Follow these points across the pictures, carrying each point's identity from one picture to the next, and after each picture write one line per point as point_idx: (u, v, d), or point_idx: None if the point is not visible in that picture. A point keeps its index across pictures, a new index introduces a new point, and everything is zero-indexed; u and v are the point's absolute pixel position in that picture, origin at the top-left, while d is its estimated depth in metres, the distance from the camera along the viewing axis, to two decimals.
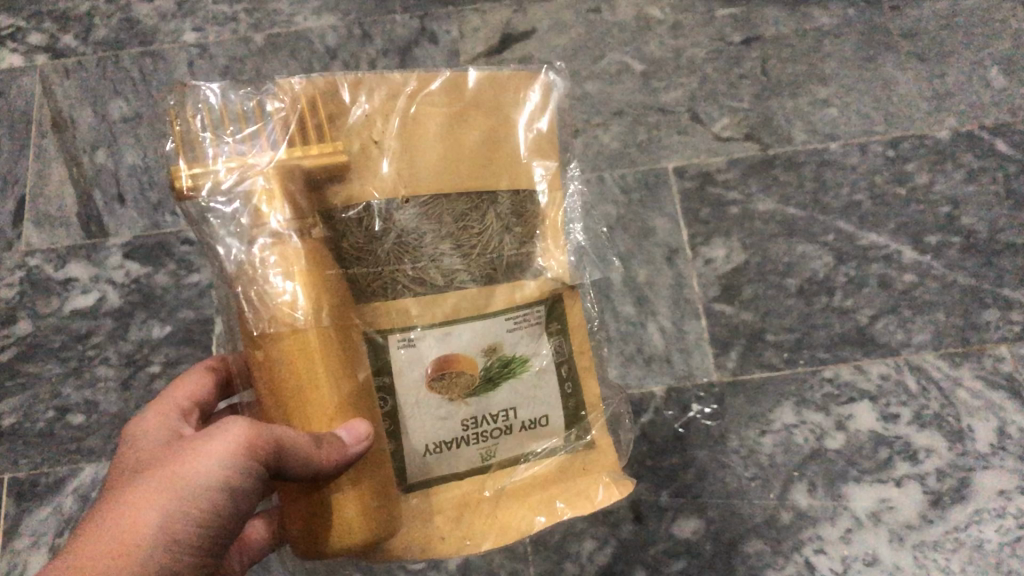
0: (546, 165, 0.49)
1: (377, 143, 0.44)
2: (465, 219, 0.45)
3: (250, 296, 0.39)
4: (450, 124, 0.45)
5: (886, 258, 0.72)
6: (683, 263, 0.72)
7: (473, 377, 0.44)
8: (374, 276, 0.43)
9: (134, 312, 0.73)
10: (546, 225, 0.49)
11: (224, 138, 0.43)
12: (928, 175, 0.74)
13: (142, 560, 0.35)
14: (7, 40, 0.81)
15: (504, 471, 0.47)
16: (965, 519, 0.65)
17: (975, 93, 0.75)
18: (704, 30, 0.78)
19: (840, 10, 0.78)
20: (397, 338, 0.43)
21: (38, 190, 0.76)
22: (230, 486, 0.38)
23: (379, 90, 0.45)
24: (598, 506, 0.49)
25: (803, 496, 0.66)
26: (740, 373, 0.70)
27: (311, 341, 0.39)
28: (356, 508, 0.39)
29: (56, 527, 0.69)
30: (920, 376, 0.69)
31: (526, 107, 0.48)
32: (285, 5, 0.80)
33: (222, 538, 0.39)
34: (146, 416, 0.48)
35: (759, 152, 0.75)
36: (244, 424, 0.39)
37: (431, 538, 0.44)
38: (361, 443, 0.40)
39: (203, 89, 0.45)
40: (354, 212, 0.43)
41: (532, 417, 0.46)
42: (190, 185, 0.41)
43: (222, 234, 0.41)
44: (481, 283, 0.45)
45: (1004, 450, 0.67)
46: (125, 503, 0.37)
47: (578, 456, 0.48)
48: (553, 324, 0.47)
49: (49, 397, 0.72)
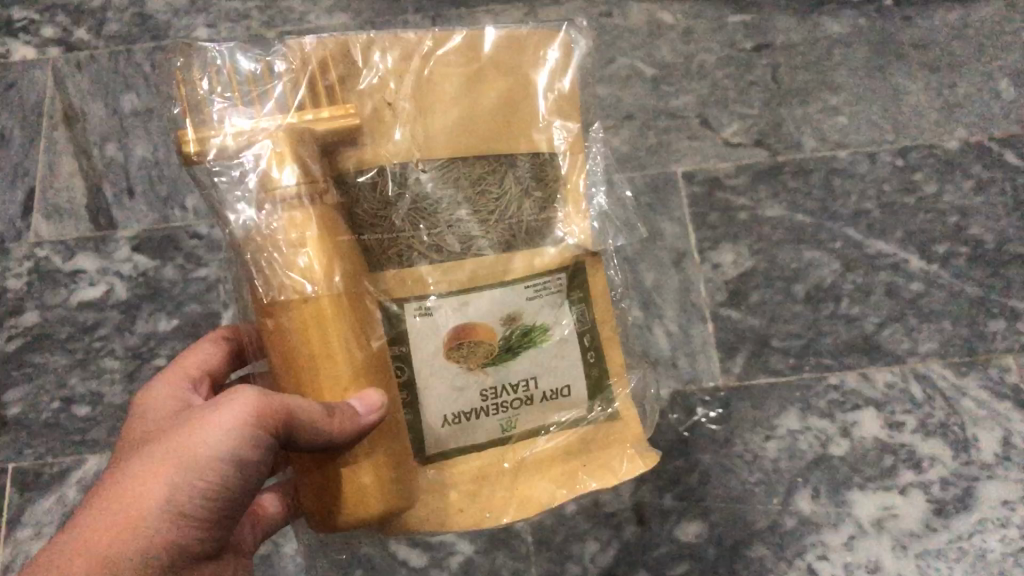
0: (567, 125, 0.52)
1: (390, 106, 0.48)
2: (483, 183, 0.49)
3: (260, 263, 0.43)
4: (466, 84, 0.49)
5: (894, 266, 0.72)
6: (690, 267, 0.72)
7: (491, 346, 0.48)
8: (390, 241, 0.48)
9: (141, 305, 0.73)
10: (570, 187, 0.52)
11: (232, 99, 0.46)
12: (937, 185, 0.74)
13: (149, 531, 0.40)
14: (19, 32, 0.81)
15: (525, 443, 0.51)
16: (968, 528, 0.65)
17: (985, 104, 0.76)
18: (716, 36, 0.78)
19: (851, 19, 0.78)
20: (413, 307, 0.47)
21: (48, 182, 0.76)
22: (236, 456, 0.41)
23: (392, 51, 0.48)
24: (621, 477, 0.52)
25: (806, 502, 0.67)
26: (746, 378, 0.70)
27: (324, 306, 0.42)
28: (372, 476, 0.43)
29: (60, 517, 0.69)
30: (925, 384, 0.69)
31: (545, 66, 0.51)
32: (298, 3, 0.81)
33: (235, 499, 0.43)
34: (158, 386, 0.51)
35: (768, 159, 0.75)
36: (252, 395, 0.41)
37: (449, 510, 0.48)
38: (373, 413, 0.42)
39: (210, 49, 0.49)
40: (367, 176, 0.47)
41: (552, 388, 0.50)
42: (196, 151, 0.45)
43: (233, 196, 0.44)
44: (499, 249, 0.49)
45: (1009, 460, 0.67)
46: (136, 474, 0.40)
47: (601, 428, 0.52)
48: (575, 293, 0.51)
49: (55, 388, 0.72)
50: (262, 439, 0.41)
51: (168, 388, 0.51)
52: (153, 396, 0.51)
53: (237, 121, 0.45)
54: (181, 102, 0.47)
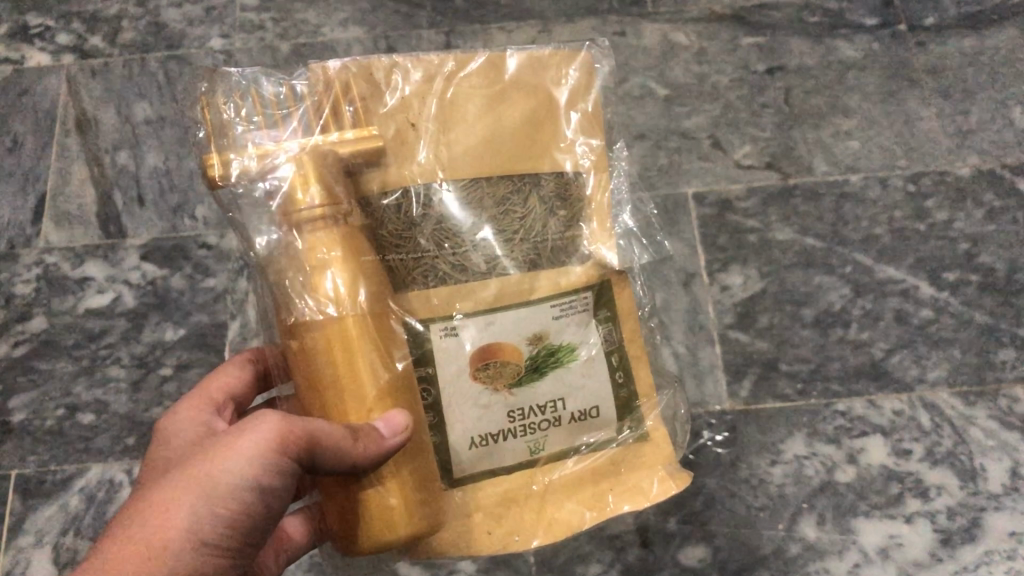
0: (590, 142, 0.52)
1: (413, 127, 0.48)
2: (507, 203, 0.49)
3: (285, 289, 0.43)
4: (488, 105, 0.49)
5: (904, 293, 0.71)
6: (699, 289, 0.72)
7: (517, 366, 0.48)
8: (415, 261, 0.48)
9: (148, 314, 0.73)
10: (594, 205, 0.52)
11: (255, 124, 0.47)
12: (948, 212, 0.73)
13: (173, 560, 0.39)
14: (35, 38, 0.82)
15: (552, 465, 0.50)
16: (974, 560, 0.65)
17: (998, 132, 0.75)
18: (729, 58, 0.78)
19: (865, 44, 0.78)
20: (439, 327, 0.47)
21: (59, 189, 0.76)
22: (257, 482, 0.41)
23: (415, 73, 0.49)
24: (653, 500, 0.51)
25: (811, 529, 0.66)
26: (752, 402, 0.69)
27: (350, 327, 0.42)
28: (398, 497, 0.42)
29: (61, 526, 0.69)
30: (933, 412, 0.68)
31: (568, 86, 0.51)
32: (313, 15, 0.81)
33: (256, 527, 0.43)
34: (180, 409, 0.52)
35: (779, 181, 0.75)
36: (275, 420, 0.42)
37: (476, 534, 0.48)
38: (399, 435, 0.42)
39: (233, 74, 0.50)
40: (391, 198, 0.47)
41: (580, 409, 0.50)
42: (221, 174, 0.46)
43: (256, 219, 0.45)
44: (524, 268, 0.49)
45: (1017, 491, 0.66)
46: (156, 503, 0.40)
47: (631, 448, 0.52)
48: (602, 311, 0.50)
49: (60, 395, 0.72)
50: (284, 465, 0.41)
51: (191, 416, 0.51)
52: (178, 424, 0.51)
53: (260, 143, 0.45)
54: (205, 127, 0.48)
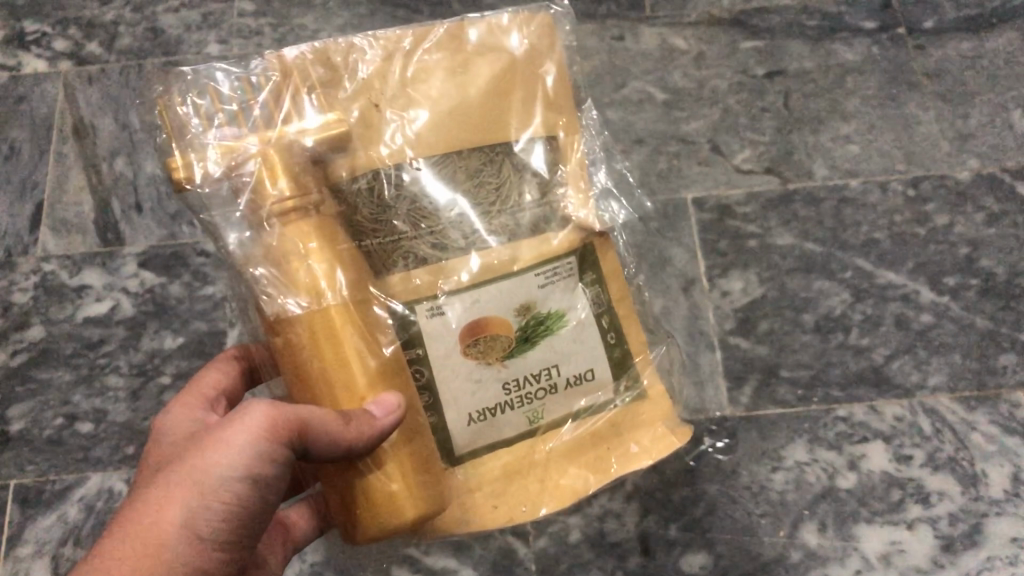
0: (557, 108, 0.52)
1: (376, 108, 0.48)
2: (480, 174, 0.49)
3: (265, 289, 0.43)
4: (450, 77, 0.49)
5: (905, 297, 0.71)
6: (698, 295, 0.72)
7: (508, 338, 0.48)
8: (392, 245, 0.47)
9: (146, 322, 0.73)
10: (570, 168, 0.52)
11: (216, 123, 0.46)
12: (948, 216, 0.73)
13: (170, 556, 0.39)
14: (32, 45, 0.82)
15: (551, 433, 0.51)
16: (976, 565, 0.65)
17: (998, 136, 0.75)
18: (728, 62, 0.78)
19: (864, 47, 0.78)
20: (426, 308, 0.47)
21: (56, 196, 0.76)
22: (251, 473, 0.41)
23: (374, 50, 0.49)
24: (657, 454, 0.52)
25: (812, 535, 0.66)
26: (753, 409, 0.69)
27: (334, 316, 0.42)
28: (401, 481, 0.42)
29: (60, 536, 0.68)
30: (934, 418, 0.68)
31: (524, 46, 0.51)
32: (310, 20, 0.81)
33: (253, 519, 0.42)
34: (170, 407, 0.51)
35: (779, 187, 0.74)
36: (265, 408, 0.41)
37: (481, 508, 0.48)
38: (392, 414, 0.42)
39: (186, 72, 0.48)
40: (361, 182, 0.47)
41: (575, 373, 0.51)
42: (185, 177, 0.45)
43: (230, 219, 0.45)
44: (505, 241, 0.49)
45: (1019, 496, 0.66)
46: (150, 502, 0.40)
47: (629, 410, 0.52)
48: (587, 274, 0.51)
49: (59, 405, 0.71)
50: (278, 452, 0.41)
51: (182, 412, 0.51)
52: (171, 420, 0.50)
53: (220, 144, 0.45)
54: (166, 129, 0.47)
